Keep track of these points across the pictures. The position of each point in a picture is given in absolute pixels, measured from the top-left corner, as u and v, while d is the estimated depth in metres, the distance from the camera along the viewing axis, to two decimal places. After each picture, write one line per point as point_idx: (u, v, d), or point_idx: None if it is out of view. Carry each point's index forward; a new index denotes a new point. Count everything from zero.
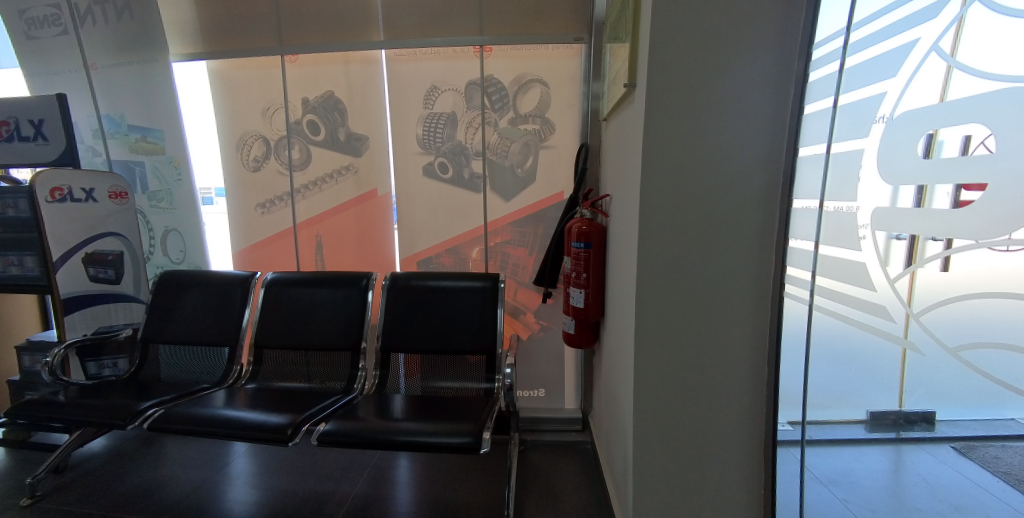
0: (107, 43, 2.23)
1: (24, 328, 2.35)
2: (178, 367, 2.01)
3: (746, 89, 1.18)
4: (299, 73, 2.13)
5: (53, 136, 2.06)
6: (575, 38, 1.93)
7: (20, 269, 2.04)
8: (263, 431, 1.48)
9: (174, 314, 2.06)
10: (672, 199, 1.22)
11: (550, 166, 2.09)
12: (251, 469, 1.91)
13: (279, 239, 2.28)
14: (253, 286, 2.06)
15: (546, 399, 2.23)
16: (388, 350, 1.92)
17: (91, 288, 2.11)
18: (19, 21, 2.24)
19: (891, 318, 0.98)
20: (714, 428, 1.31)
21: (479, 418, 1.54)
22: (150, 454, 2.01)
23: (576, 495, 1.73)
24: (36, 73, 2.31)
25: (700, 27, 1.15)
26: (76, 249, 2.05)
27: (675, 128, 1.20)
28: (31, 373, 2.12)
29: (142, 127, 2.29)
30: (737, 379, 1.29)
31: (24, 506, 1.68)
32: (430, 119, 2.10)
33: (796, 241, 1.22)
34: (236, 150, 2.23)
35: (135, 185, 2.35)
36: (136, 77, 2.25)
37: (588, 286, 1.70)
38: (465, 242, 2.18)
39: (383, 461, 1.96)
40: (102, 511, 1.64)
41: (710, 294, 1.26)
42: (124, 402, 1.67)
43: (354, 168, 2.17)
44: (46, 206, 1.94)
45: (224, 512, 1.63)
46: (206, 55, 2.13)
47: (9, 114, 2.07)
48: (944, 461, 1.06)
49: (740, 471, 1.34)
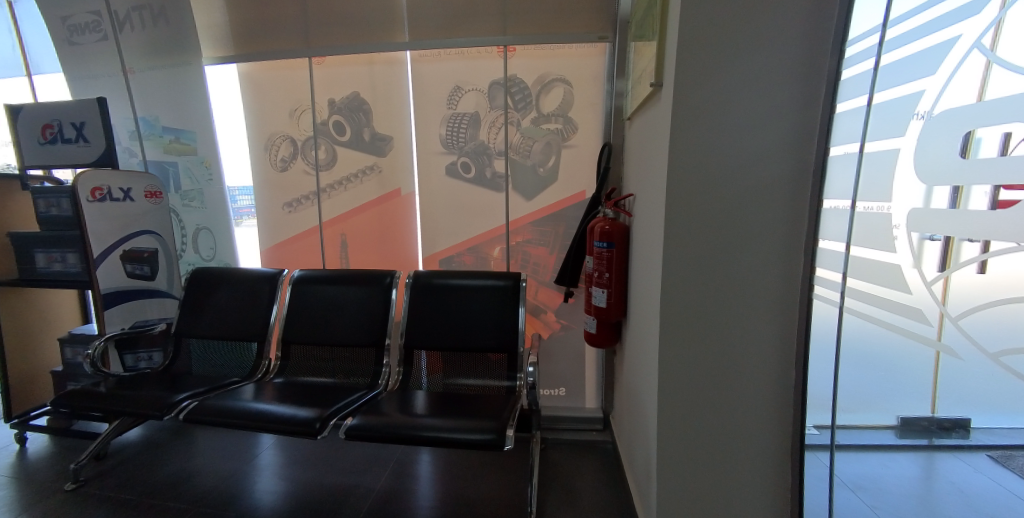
0: (143, 48, 2.32)
1: (66, 321, 2.46)
2: (208, 362, 2.08)
3: (773, 86, 1.16)
4: (325, 74, 2.17)
5: (93, 138, 2.15)
6: (598, 37, 1.93)
7: (61, 266, 2.14)
8: (292, 424, 1.52)
9: (205, 309, 2.13)
10: (698, 198, 1.21)
11: (572, 165, 2.09)
12: (278, 461, 1.96)
13: (305, 237, 2.33)
14: (280, 283, 2.12)
15: (566, 398, 2.23)
16: (410, 347, 1.94)
17: (128, 284, 2.19)
18: (61, 28, 2.35)
19: (926, 320, 0.97)
20: (739, 431, 1.29)
21: (501, 415, 1.55)
22: (182, 445, 2.08)
23: (595, 494, 1.73)
24: (77, 77, 2.42)
25: (730, 24, 1.14)
26: (114, 246, 2.13)
27: (701, 126, 1.18)
28: (72, 364, 2.22)
29: (175, 129, 2.38)
30: (763, 381, 1.27)
31: (67, 491, 1.76)
32: (453, 120, 2.12)
33: (825, 242, 1.18)
34: (264, 151, 2.29)
35: (168, 184, 2.44)
36: (170, 80, 2.33)
37: (610, 286, 1.69)
38: (486, 242, 2.20)
39: (405, 456, 1.99)
40: (139, 499, 1.71)
41: (735, 294, 1.24)
42: (159, 394, 1.74)
43: (377, 168, 2.20)
44: (87, 205, 2.02)
45: (252, 502, 1.68)
46: (236, 58, 2.19)
47: (52, 117, 2.17)
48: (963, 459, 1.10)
49: (765, 474, 1.31)
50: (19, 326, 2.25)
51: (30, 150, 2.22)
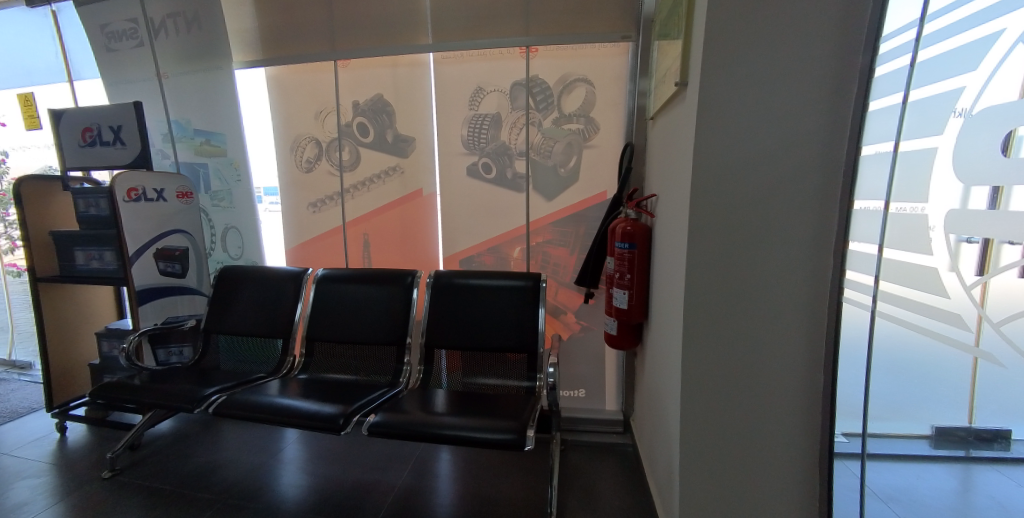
0: (176, 53, 2.41)
1: (103, 316, 2.57)
2: (236, 357, 2.14)
3: (802, 84, 1.13)
4: (350, 76, 2.21)
5: (129, 141, 2.24)
6: (621, 37, 1.91)
7: (99, 263, 2.23)
8: (317, 420, 1.55)
9: (233, 306, 2.19)
10: (724, 199, 1.19)
11: (593, 166, 2.08)
12: (302, 455, 2.00)
13: (329, 237, 2.38)
14: (305, 281, 2.17)
15: (586, 400, 2.22)
16: (431, 346, 1.96)
17: (160, 281, 2.27)
18: (100, 35, 2.45)
19: (965, 325, 0.94)
20: (765, 437, 1.27)
21: (522, 415, 1.55)
22: (210, 437, 2.15)
23: (616, 497, 1.72)
24: (114, 82, 2.53)
25: (758, 22, 1.11)
26: (147, 245, 2.21)
27: (728, 125, 1.16)
28: (109, 357, 2.31)
29: (205, 131, 2.45)
30: (790, 386, 1.24)
31: (104, 479, 1.83)
32: (475, 120, 2.13)
33: (857, 245, 1.15)
34: (290, 152, 2.34)
35: (199, 185, 2.52)
36: (201, 84, 2.40)
37: (632, 287, 1.68)
38: (506, 242, 2.20)
39: (426, 453, 2.01)
40: (171, 488, 1.77)
41: (761, 296, 1.21)
42: (190, 387, 1.79)
43: (399, 169, 2.23)
44: (123, 205, 2.10)
45: (277, 495, 1.73)
46: (265, 61, 2.25)
47: (91, 121, 2.26)
48: (1004, 471, 1.06)
49: (791, 480, 1.28)
50: (60, 320, 2.36)
51: (70, 152, 2.32)
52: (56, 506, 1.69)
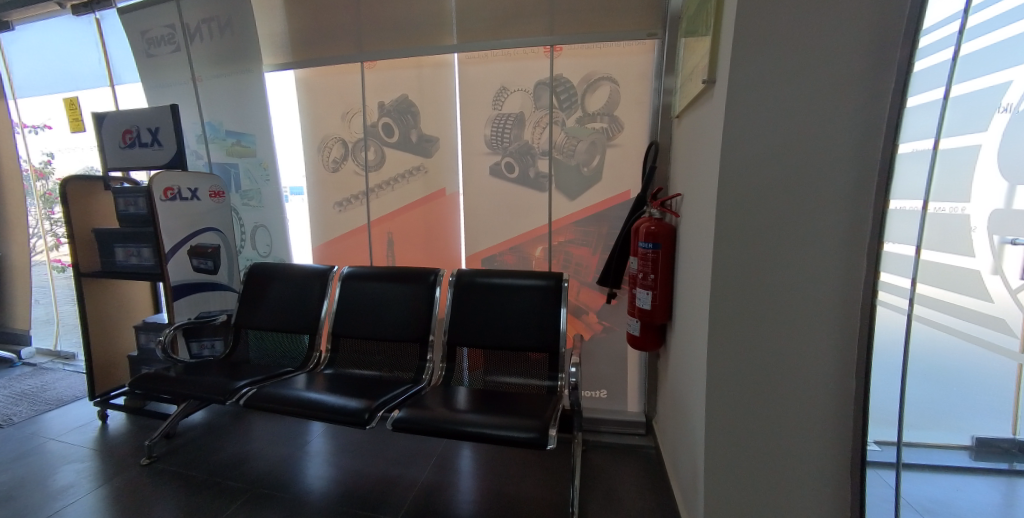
0: (209, 58, 2.49)
1: (140, 310, 2.68)
2: (265, 352, 2.21)
3: (836, 80, 1.10)
4: (376, 78, 2.24)
5: (166, 142, 2.33)
6: (647, 34, 1.89)
7: (137, 259, 2.33)
8: (343, 414, 1.59)
9: (262, 302, 2.26)
10: (752, 198, 1.16)
11: (617, 165, 2.06)
12: (328, 448, 2.05)
13: (354, 235, 2.42)
14: (331, 279, 2.21)
15: (608, 401, 2.20)
16: (453, 344, 1.98)
17: (194, 277, 2.36)
18: (141, 41, 2.56)
19: (1010, 329, 0.94)
20: (794, 442, 1.24)
21: (544, 415, 1.55)
22: (240, 429, 2.22)
23: (638, 500, 1.70)
24: (152, 86, 2.63)
25: (791, 16, 1.09)
26: (182, 242, 2.30)
27: (757, 123, 1.14)
28: (146, 350, 2.42)
29: (236, 133, 2.53)
30: (821, 390, 1.21)
31: (143, 465, 1.92)
32: (498, 120, 2.13)
33: (892, 246, 1.11)
34: (317, 152, 2.40)
35: (230, 185, 2.60)
36: (232, 87, 2.48)
37: (656, 287, 1.66)
38: (528, 242, 2.21)
39: (447, 450, 2.03)
40: (204, 477, 1.84)
41: (791, 299, 1.18)
42: (222, 380, 1.86)
43: (423, 169, 2.26)
44: (160, 204, 2.19)
45: (304, 487, 1.77)
46: (295, 64, 2.31)
47: (131, 123, 2.37)
48: None
49: (822, 488, 1.24)
50: (101, 314, 2.47)
51: (112, 153, 2.43)
52: (98, 489, 1.77)
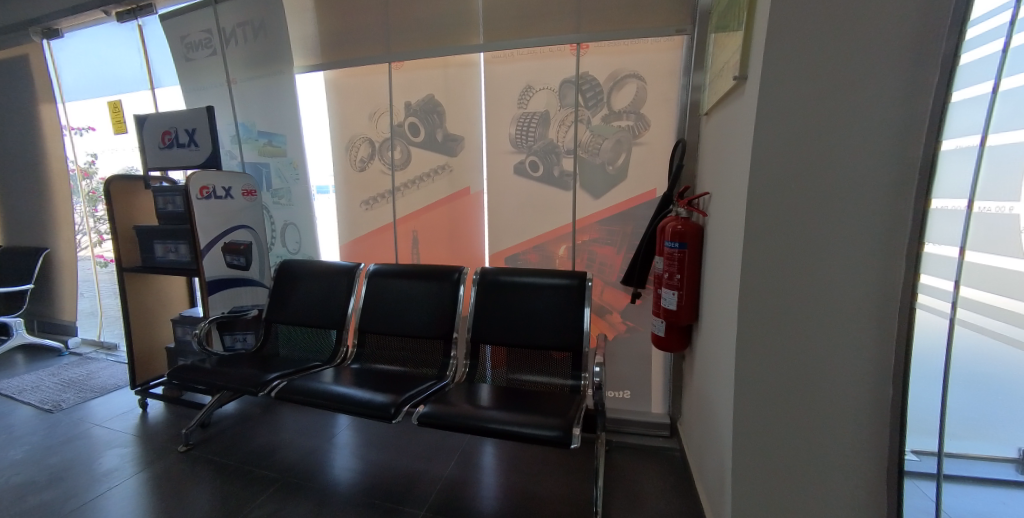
0: (243, 60, 2.57)
1: (177, 304, 2.79)
2: (294, 346, 2.27)
3: (875, 74, 1.06)
4: (403, 78, 2.28)
5: (202, 143, 2.42)
6: (676, 30, 1.86)
7: (175, 255, 2.43)
8: (369, 408, 1.62)
9: (291, 298, 2.32)
10: (786, 197, 1.13)
11: (643, 163, 2.04)
12: (354, 441, 2.10)
13: (380, 233, 2.47)
14: (358, 276, 2.26)
15: (632, 402, 2.18)
16: (476, 341, 2.00)
17: (227, 273, 2.45)
18: (180, 46, 2.67)
19: None
20: (827, 448, 1.20)
21: (567, 414, 1.55)
22: (270, 420, 2.29)
23: (662, 502, 1.69)
24: (190, 88, 2.74)
25: (828, 8, 1.05)
26: (217, 239, 2.38)
27: (791, 120, 1.11)
28: (182, 342, 2.52)
29: (268, 133, 2.60)
30: (855, 396, 1.17)
31: (180, 452, 2.00)
32: (523, 119, 2.14)
33: (933, 246, 1.08)
34: (345, 152, 2.45)
35: (262, 183, 2.68)
36: (265, 88, 2.55)
37: (682, 288, 1.64)
38: (552, 240, 2.20)
39: (470, 446, 2.05)
40: (237, 465, 1.91)
41: (825, 301, 1.15)
42: (254, 372, 1.92)
43: (448, 168, 2.28)
44: (197, 202, 2.28)
45: (332, 478, 1.82)
46: (325, 65, 2.36)
47: (170, 125, 2.47)
48: None
49: (857, 497, 1.21)
50: (141, 307, 2.58)
51: (152, 154, 2.54)
52: (139, 474, 1.86)
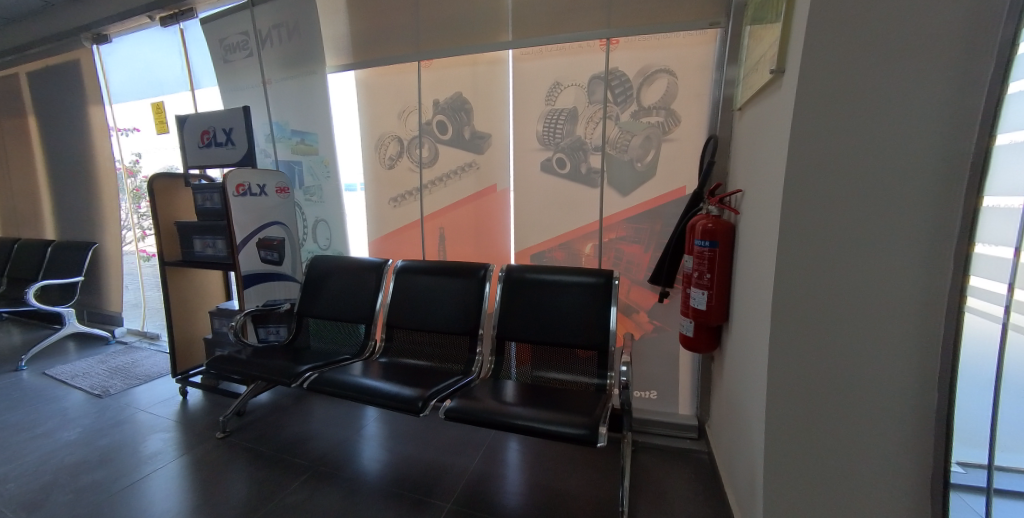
0: (278, 61, 2.65)
1: (214, 297, 2.91)
2: (324, 339, 2.34)
3: (924, 66, 1.01)
4: (432, 76, 2.30)
5: (238, 142, 2.51)
6: (709, 24, 1.82)
7: (213, 250, 2.53)
8: (397, 401, 1.66)
9: (322, 292, 2.38)
10: (824, 195, 1.09)
11: (672, 160, 2.00)
12: (382, 433, 2.14)
13: (408, 230, 2.51)
14: (386, 272, 2.31)
15: (658, 402, 2.15)
16: (501, 338, 2.01)
17: (262, 268, 2.53)
18: (219, 48, 2.77)
19: None
20: (865, 455, 1.16)
21: (593, 412, 1.54)
22: (302, 410, 2.36)
23: (689, 505, 1.66)
24: (228, 89, 2.84)
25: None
26: (252, 234, 2.47)
27: (831, 115, 1.07)
28: (219, 333, 2.62)
29: (300, 132, 2.67)
30: (898, 402, 1.12)
31: (218, 439, 2.09)
32: (551, 115, 2.13)
33: (984, 247, 1.02)
34: (374, 150, 2.50)
35: (295, 181, 2.76)
36: (298, 88, 2.62)
37: (712, 287, 1.60)
38: (578, 238, 2.19)
39: (495, 441, 2.07)
40: (271, 453, 1.98)
41: (865, 303, 1.10)
42: (287, 364, 1.99)
43: (475, 165, 2.30)
44: (233, 199, 2.36)
45: (360, 468, 1.87)
46: (356, 65, 2.42)
47: (209, 124, 2.57)
48: None
49: (897, 508, 1.16)
50: (182, 299, 2.70)
51: (192, 152, 2.65)
52: (181, 458, 1.95)
